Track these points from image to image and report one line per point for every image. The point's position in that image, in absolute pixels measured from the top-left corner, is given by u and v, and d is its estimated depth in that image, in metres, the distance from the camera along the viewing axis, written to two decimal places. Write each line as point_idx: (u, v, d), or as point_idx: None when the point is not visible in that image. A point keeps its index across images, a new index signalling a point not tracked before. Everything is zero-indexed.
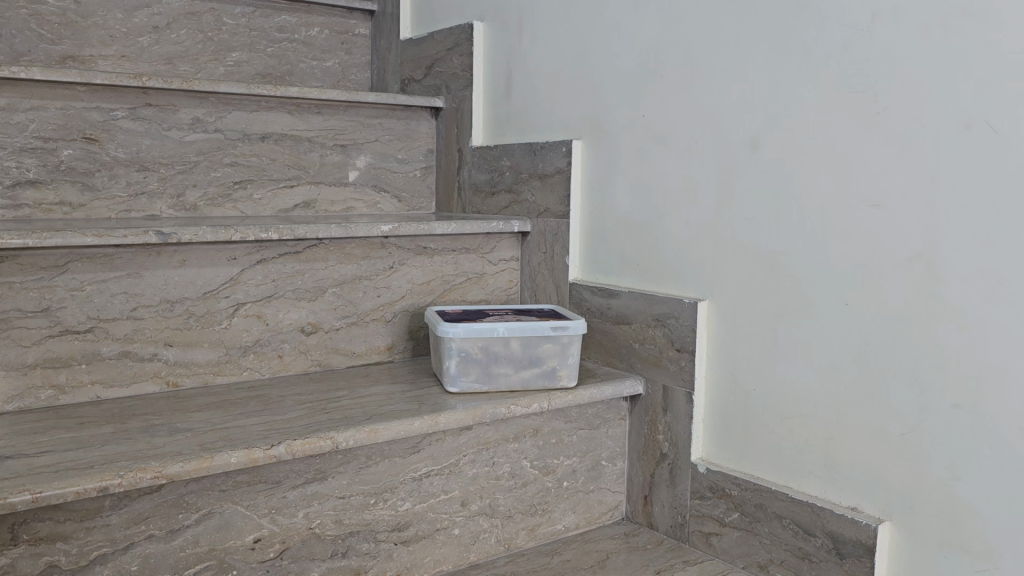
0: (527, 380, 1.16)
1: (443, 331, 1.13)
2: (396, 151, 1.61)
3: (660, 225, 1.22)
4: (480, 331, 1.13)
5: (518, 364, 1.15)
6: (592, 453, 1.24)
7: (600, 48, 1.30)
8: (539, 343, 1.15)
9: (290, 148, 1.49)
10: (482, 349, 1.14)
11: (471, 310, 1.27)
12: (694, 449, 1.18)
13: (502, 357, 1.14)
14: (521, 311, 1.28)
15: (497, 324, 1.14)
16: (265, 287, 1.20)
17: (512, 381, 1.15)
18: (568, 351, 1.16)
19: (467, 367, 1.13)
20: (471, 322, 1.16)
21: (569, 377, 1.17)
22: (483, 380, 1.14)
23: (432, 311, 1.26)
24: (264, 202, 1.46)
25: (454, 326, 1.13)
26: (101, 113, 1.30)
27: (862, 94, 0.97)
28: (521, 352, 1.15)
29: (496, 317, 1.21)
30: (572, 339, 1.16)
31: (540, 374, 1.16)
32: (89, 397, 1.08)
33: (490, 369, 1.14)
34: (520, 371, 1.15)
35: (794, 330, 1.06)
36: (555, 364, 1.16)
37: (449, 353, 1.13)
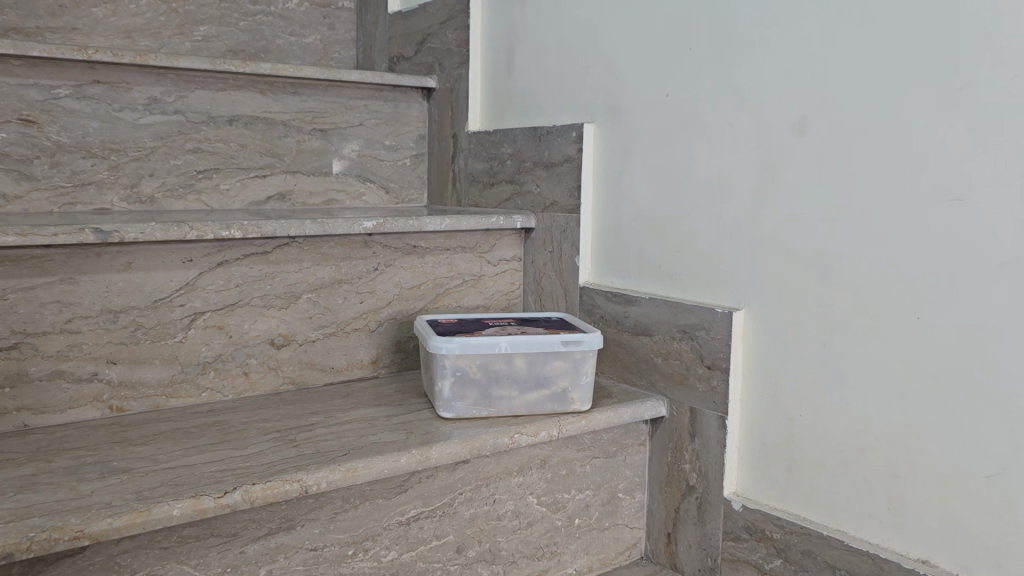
0: (534, 403, 0.99)
1: (434, 346, 0.96)
2: (384, 137, 1.43)
3: (687, 222, 1.05)
4: (477, 346, 0.96)
5: (522, 385, 0.98)
6: (607, 485, 1.07)
7: (617, 18, 1.13)
8: (548, 361, 0.98)
9: (263, 133, 1.31)
10: (480, 368, 0.97)
11: (467, 318, 1.10)
12: (728, 483, 1.02)
13: (504, 377, 0.97)
14: (526, 320, 1.11)
15: (498, 337, 0.97)
16: (228, 293, 1.03)
17: (515, 405, 0.98)
18: (581, 369, 0.99)
19: (462, 389, 0.97)
20: (466, 334, 0.99)
21: (581, 400, 1.00)
22: (482, 404, 0.98)
23: (422, 319, 1.09)
24: (233, 193, 1.29)
25: (446, 341, 0.96)
26: (40, 91, 1.12)
27: (941, 65, 0.79)
28: (528, 371, 0.98)
29: (498, 327, 1.04)
30: (586, 356, 0.99)
31: (548, 397, 0.99)
32: (15, 425, 0.91)
33: (490, 391, 0.98)
34: (524, 393, 0.98)
35: (851, 347, 0.89)
36: (566, 385, 0.99)
37: (442, 373, 0.96)
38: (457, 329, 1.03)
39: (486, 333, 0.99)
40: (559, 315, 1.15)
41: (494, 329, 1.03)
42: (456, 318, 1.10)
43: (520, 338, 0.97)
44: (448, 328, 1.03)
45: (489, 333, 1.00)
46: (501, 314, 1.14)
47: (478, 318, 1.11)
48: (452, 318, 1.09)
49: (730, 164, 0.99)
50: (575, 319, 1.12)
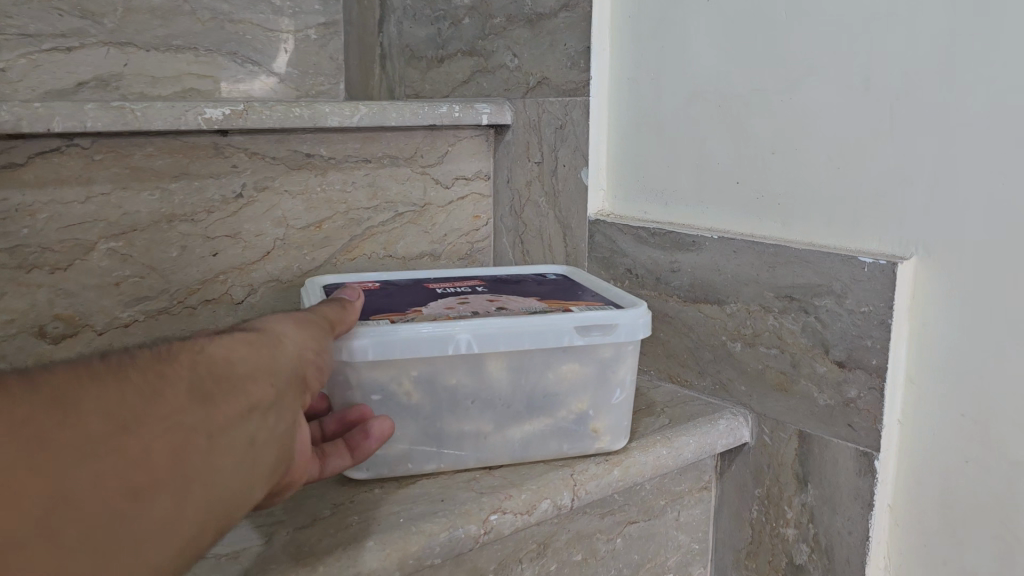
0: (523, 443, 0.52)
1: (324, 342, 0.47)
2: None
3: (792, 99, 0.58)
4: (413, 340, 0.47)
5: (502, 412, 0.51)
6: (650, 565, 0.62)
7: None
8: (552, 365, 0.51)
9: None
10: (419, 384, 0.49)
11: (394, 282, 0.61)
12: (872, 568, 0.56)
13: (467, 399, 0.50)
14: (502, 280, 0.63)
15: (455, 321, 0.48)
16: None
17: (488, 449, 0.52)
18: (611, 378, 0.52)
19: (387, 425, 0.49)
20: (390, 317, 0.50)
21: (612, 434, 0.54)
22: (425, 451, 0.51)
23: (311, 283, 0.60)
24: (12, 76, 0.78)
25: (349, 335, 0.47)
26: None
27: None
28: (512, 385, 0.51)
29: (451, 298, 0.56)
30: (622, 353, 0.52)
31: (552, 432, 0.52)
32: None
33: (441, 426, 0.50)
34: (506, 425, 0.52)
35: None
36: (585, 408, 0.53)
37: (344, 398, 0.48)
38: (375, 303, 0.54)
39: (430, 313, 0.51)
40: (557, 271, 0.67)
41: (444, 302, 0.55)
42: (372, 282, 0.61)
43: (498, 323, 0.49)
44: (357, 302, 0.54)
45: (435, 312, 0.51)
46: (457, 270, 0.67)
47: (413, 281, 0.62)
48: (367, 283, 0.61)
49: None
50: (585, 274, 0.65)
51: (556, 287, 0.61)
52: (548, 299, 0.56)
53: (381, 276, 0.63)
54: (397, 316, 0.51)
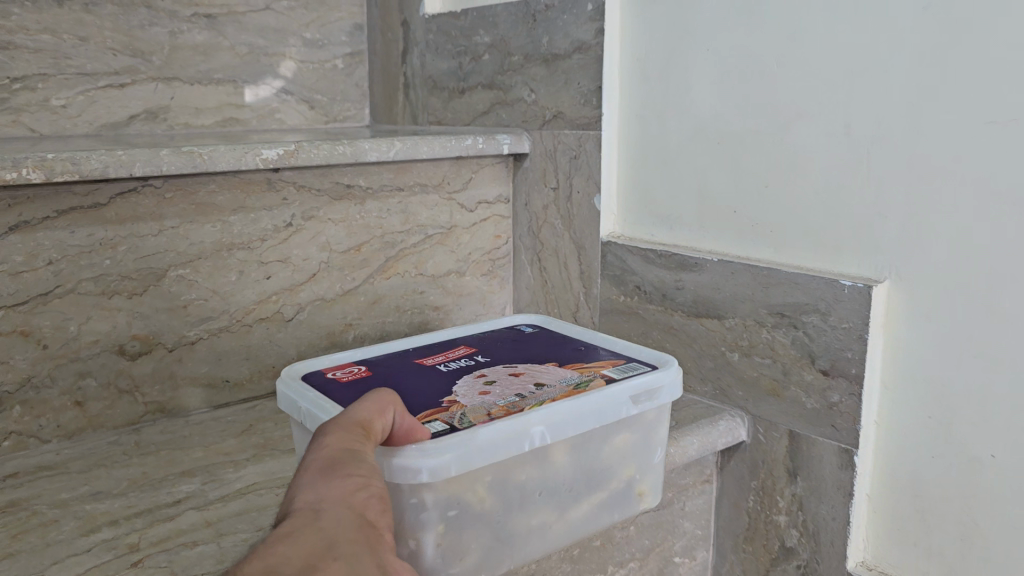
0: (579, 526, 0.53)
1: (399, 466, 0.43)
2: (302, 26, 1.00)
3: (783, 139, 0.66)
4: (494, 445, 0.46)
5: (564, 499, 0.52)
6: (660, 549, 0.70)
7: None
8: (610, 440, 0.53)
9: (115, 17, 0.87)
10: (494, 490, 0.48)
11: (380, 361, 0.59)
12: (853, 550, 0.65)
13: (535, 493, 0.50)
14: (490, 347, 0.63)
15: (530, 415, 0.48)
16: (33, 277, 0.62)
17: (551, 540, 0.52)
18: (655, 438, 0.56)
19: (459, 538, 0.46)
20: (440, 417, 0.48)
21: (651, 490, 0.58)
22: (495, 557, 0.49)
23: (286, 375, 0.55)
24: (72, 111, 0.86)
25: (431, 454, 0.43)
26: None
27: None
28: (575, 470, 0.52)
29: (467, 378, 0.55)
30: (659, 414, 0.56)
31: (606, 507, 0.54)
32: None
33: (510, 526, 0.49)
34: (567, 513, 0.52)
35: None
36: (626, 471, 0.55)
37: (415, 521, 0.45)
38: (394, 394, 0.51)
39: (476, 405, 0.50)
40: (534, 321, 0.70)
41: (464, 388, 0.53)
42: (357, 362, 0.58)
43: (566, 411, 0.50)
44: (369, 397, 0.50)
45: (481, 403, 0.50)
46: (427, 338, 0.65)
47: (398, 356, 0.60)
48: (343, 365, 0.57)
49: (872, 38, 0.59)
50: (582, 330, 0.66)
51: (558, 352, 0.61)
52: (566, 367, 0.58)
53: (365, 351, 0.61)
54: (441, 414, 0.49)
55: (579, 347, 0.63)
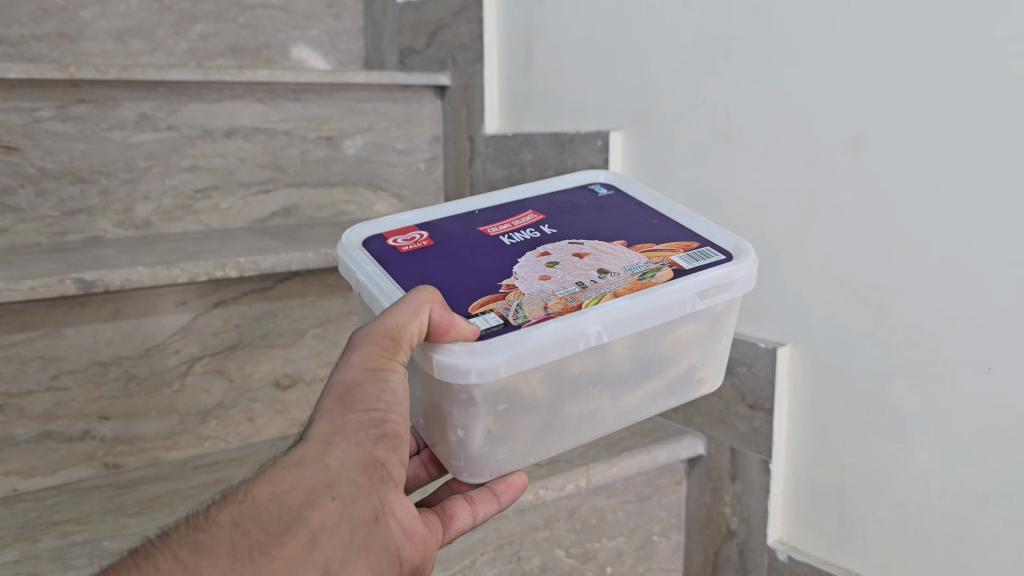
0: (634, 406, 0.68)
1: (453, 367, 0.56)
2: (395, 140, 1.34)
3: None
4: (542, 349, 0.58)
5: (618, 387, 0.66)
6: (641, 529, 1.01)
7: (643, 16, 1.02)
8: (673, 332, 0.66)
9: (264, 144, 1.22)
10: (547, 381, 0.61)
11: (451, 228, 0.76)
12: (772, 528, 0.95)
13: (587, 382, 0.63)
14: (555, 215, 0.78)
15: (586, 316, 0.60)
16: (227, 335, 0.96)
17: (606, 420, 0.66)
18: (714, 328, 0.69)
19: (507, 427, 0.61)
20: (495, 310, 0.61)
21: (704, 376, 0.72)
22: (547, 439, 0.64)
23: (351, 240, 0.73)
24: (234, 212, 1.21)
25: (482, 359, 0.56)
26: (20, 114, 1.04)
27: (1016, 82, 0.66)
28: (634, 361, 0.65)
29: (529, 257, 0.70)
30: (728, 308, 0.69)
31: (659, 393, 0.69)
32: (5, 491, 0.85)
33: (561, 414, 0.63)
34: (622, 398, 0.66)
35: (910, 396, 0.79)
36: (681, 360, 0.69)
37: (468, 414, 0.59)
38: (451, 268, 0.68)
39: (532, 296, 0.63)
40: (602, 179, 0.85)
41: (527, 267, 0.68)
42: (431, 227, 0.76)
43: (620, 315, 0.61)
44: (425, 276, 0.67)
45: (538, 293, 0.64)
46: (501, 198, 0.82)
47: (471, 220, 0.77)
48: (409, 229, 0.75)
49: (774, 185, 0.89)
50: (646, 198, 0.80)
51: (616, 230, 0.75)
52: (634, 251, 0.70)
53: (442, 213, 0.79)
54: (498, 303, 0.63)
55: (636, 225, 0.76)
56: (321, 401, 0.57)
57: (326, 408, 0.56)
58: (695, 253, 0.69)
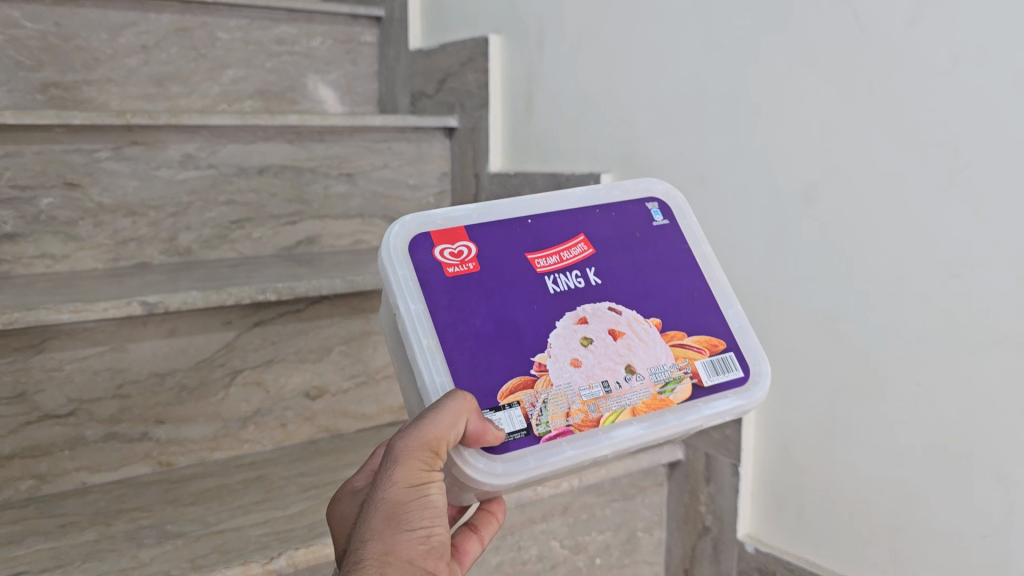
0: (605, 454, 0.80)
1: (478, 477, 0.64)
2: (407, 176, 1.48)
3: None
4: (551, 472, 0.67)
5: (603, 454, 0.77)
6: (626, 525, 1.15)
7: (631, 75, 1.17)
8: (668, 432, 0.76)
9: (291, 180, 1.36)
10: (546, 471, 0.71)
11: (500, 244, 0.74)
12: (740, 524, 1.08)
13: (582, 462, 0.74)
14: (605, 249, 0.78)
15: (602, 445, 0.68)
16: (264, 351, 1.10)
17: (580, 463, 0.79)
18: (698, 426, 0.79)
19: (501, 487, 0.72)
20: (524, 405, 0.68)
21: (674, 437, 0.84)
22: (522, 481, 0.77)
23: (399, 246, 0.71)
24: (264, 240, 1.35)
25: (501, 480, 0.65)
26: (83, 155, 1.19)
27: (940, 146, 0.82)
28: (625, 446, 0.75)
29: (568, 317, 0.73)
30: None
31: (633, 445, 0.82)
32: (75, 484, 1.00)
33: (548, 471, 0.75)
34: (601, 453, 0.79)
35: (857, 407, 0.93)
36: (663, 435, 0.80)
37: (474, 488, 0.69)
38: (491, 316, 0.70)
39: (559, 394, 0.69)
40: (661, 194, 0.85)
41: (562, 338, 0.72)
42: (481, 237, 0.74)
43: (629, 445, 0.70)
44: (464, 326, 0.69)
45: (565, 390, 0.69)
46: (558, 204, 0.79)
47: (523, 234, 0.76)
48: (458, 235, 0.74)
49: (743, 225, 1.03)
50: (696, 249, 0.83)
51: (656, 293, 0.78)
52: (665, 341, 0.75)
53: (494, 216, 0.76)
54: (526, 394, 0.68)
55: (674, 289, 0.79)
56: (367, 519, 0.59)
57: (373, 527, 0.59)
58: (716, 363, 0.76)
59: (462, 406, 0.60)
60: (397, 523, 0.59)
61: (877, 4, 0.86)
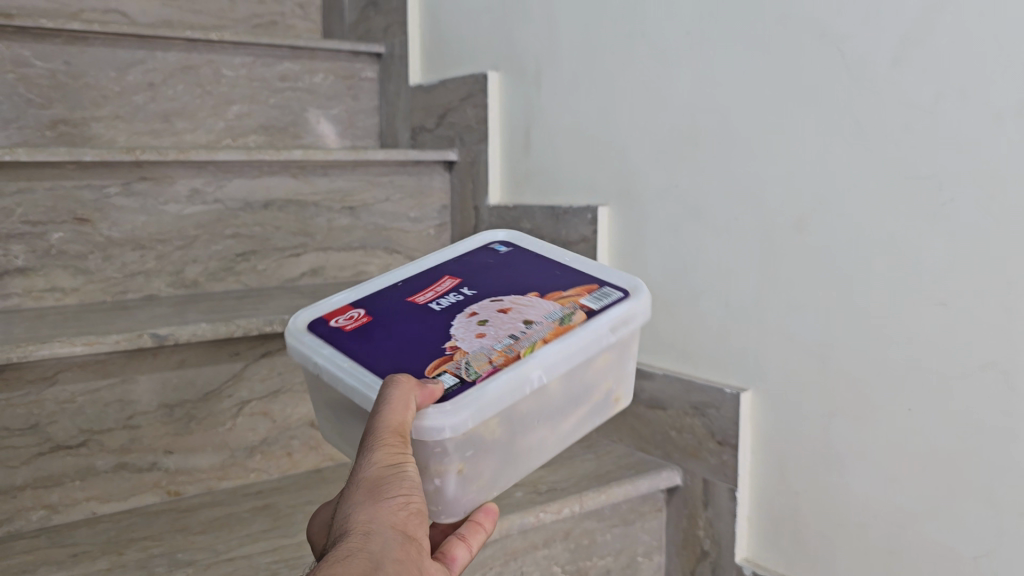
0: (567, 432, 0.80)
1: (427, 427, 0.66)
2: (409, 209, 1.51)
3: (695, 305, 1.13)
4: (496, 398, 0.69)
5: (556, 416, 0.78)
6: (627, 550, 1.17)
7: (625, 110, 1.21)
8: (593, 364, 0.79)
9: (296, 213, 1.39)
10: (501, 424, 0.72)
11: (384, 301, 0.83)
12: (738, 548, 1.10)
13: (532, 416, 0.75)
14: (472, 277, 0.87)
15: (526, 365, 0.71)
16: (271, 381, 1.12)
17: (549, 447, 0.79)
18: (623, 358, 0.83)
19: (473, 467, 0.72)
20: (448, 369, 0.70)
21: (616, 396, 0.85)
22: (504, 472, 0.75)
23: (295, 330, 0.81)
24: (269, 273, 1.38)
25: (450, 416, 0.66)
26: (93, 191, 1.22)
27: (925, 180, 0.85)
28: (566, 393, 0.77)
29: (462, 317, 0.78)
30: (631, 335, 0.83)
31: (587, 415, 0.82)
32: (85, 514, 1.02)
33: (515, 447, 0.75)
34: (559, 425, 0.79)
35: (849, 431, 0.95)
36: (602, 385, 0.82)
37: (440, 460, 0.69)
38: (394, 334, 0.77)
39: (476, 353, 0.72)
40: (501, 239, 0.96)
41: (461, 329, 0.76)
42: (368, 303, 0.83)
43: (553, 357, 0.73)
44: (372, 346, 0.75)
45: (481, 350, 0.73)
46: (418, 269, 0.90)
47: (400, 291, 0.85)
48: (347, 308, 0.83)
49: (736, 256, 1.06)
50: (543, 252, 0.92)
51: (529, 281, 0.85)
52: (547, 299, 0.80)
53: (368, 291, 0.86)
54: (449, 364, 0.71)
55: (544, 275, 0.86)
56: (346, 502, 0.56)
57: (353, 504, 0.55)
58: (598, 294, 0.81)
59: (402, 388, 0.63)
60: (378, 492, 0.56)
61: (861, 46, 0.89)
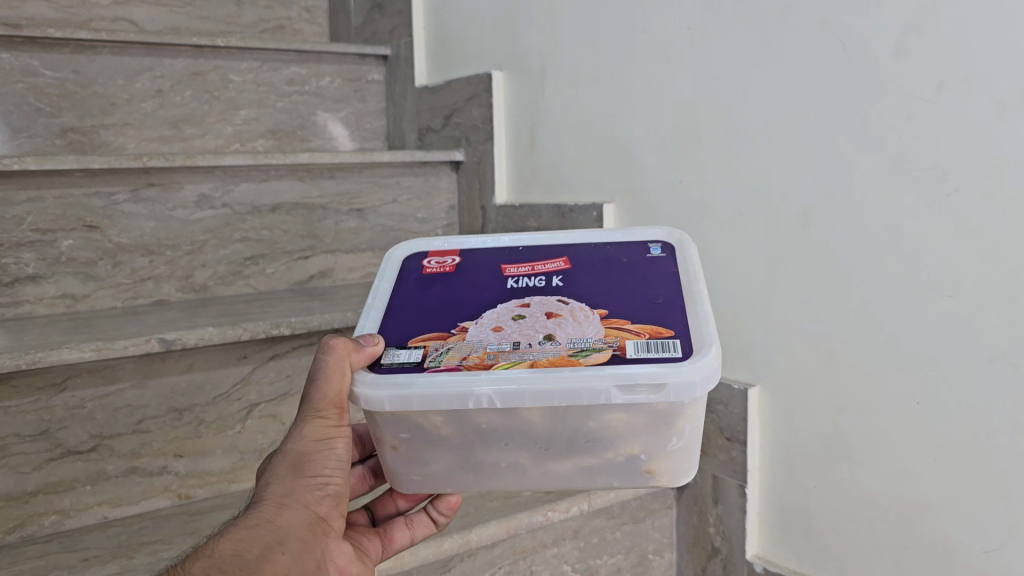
0: (565, 476, 0.67)
1: (357, 393, 0.64)
2: (416, 210, 1.52)
3: None
4: (429, 397, 0.63)
5: (543, 451, 0.65)
6: (637, 547, 1.17)
7: (630, 106, 1.20)
8: (601, 417, 0.63)
9: (303, 217, 1.40)
10: (450, 424, 0.64)
11: (484, 260, 0.81)
12: (749, 545, 1.10)
13: (499, 439, 0.65)
14: (584, 267, 0.78)
15: (478, 376, 0.62)
16: (279, 384, 1.13)
17: (531, 478, 0.67)
18: (660, 428, 0.64)
19: (419, 453, 0.67)
20: (428, 345, 0.68)
21: (647, 463, 0.66)
22: (462, 479, 0.67)
23: (399, 254, 0.83)
24: (278, 276, 1.39)
25: (372, 389, 0.64)
26: (102, 199, 1.23)
27: (929, 171, 0.84)
28: (553, 432, 0.64)
29: (513, 303, 0.73)
30: (672, 412, 0.63)
31: (592, 471, 0.66)
32: (97, 518, 1.03)
33: (476, 460, 0.66)
34: (545, 463, 0.66)
35: (857, 426, 0.95)
36: (619, 447, 0.65)
37: (382, 433, 0.66)
38: (444, 300, 0.75)
39: (465, 344, 0.67)
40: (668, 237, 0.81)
41: (498, 314, 0.71)
42: (474, 256, 0.82)
43: (515, 384, 0.62)
44: (415, 304, 0.75)
45: (474, 344, 0.67)
46: (558, 239, 0.84)
47: (509, 254, 0.82)
48: (452, 253, 0.82)
49: (743, 250, 1.06)
50: (688, 270, 0.75)
51: (617, 296, 0.73)
52: (602, 323, 0.68)
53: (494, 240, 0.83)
54: (436, 342, 0.69)
55: (643, 296, 0.72)
56: (273, 468, 0.65)
57: (278, 474, 0.65)
58: (653, 343, 0.64)
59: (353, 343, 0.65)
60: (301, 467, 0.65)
61: (863, 36, 0.89)
